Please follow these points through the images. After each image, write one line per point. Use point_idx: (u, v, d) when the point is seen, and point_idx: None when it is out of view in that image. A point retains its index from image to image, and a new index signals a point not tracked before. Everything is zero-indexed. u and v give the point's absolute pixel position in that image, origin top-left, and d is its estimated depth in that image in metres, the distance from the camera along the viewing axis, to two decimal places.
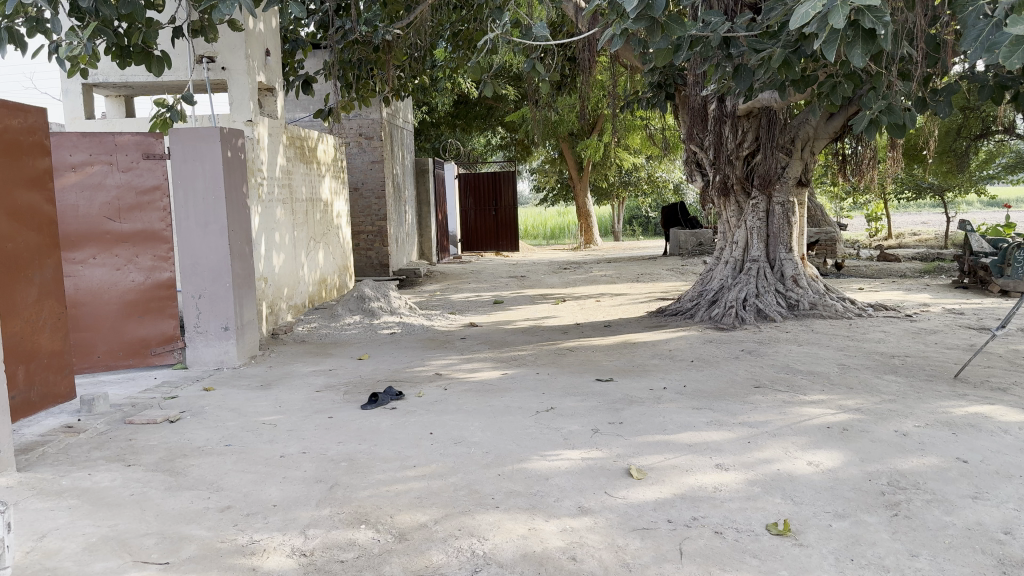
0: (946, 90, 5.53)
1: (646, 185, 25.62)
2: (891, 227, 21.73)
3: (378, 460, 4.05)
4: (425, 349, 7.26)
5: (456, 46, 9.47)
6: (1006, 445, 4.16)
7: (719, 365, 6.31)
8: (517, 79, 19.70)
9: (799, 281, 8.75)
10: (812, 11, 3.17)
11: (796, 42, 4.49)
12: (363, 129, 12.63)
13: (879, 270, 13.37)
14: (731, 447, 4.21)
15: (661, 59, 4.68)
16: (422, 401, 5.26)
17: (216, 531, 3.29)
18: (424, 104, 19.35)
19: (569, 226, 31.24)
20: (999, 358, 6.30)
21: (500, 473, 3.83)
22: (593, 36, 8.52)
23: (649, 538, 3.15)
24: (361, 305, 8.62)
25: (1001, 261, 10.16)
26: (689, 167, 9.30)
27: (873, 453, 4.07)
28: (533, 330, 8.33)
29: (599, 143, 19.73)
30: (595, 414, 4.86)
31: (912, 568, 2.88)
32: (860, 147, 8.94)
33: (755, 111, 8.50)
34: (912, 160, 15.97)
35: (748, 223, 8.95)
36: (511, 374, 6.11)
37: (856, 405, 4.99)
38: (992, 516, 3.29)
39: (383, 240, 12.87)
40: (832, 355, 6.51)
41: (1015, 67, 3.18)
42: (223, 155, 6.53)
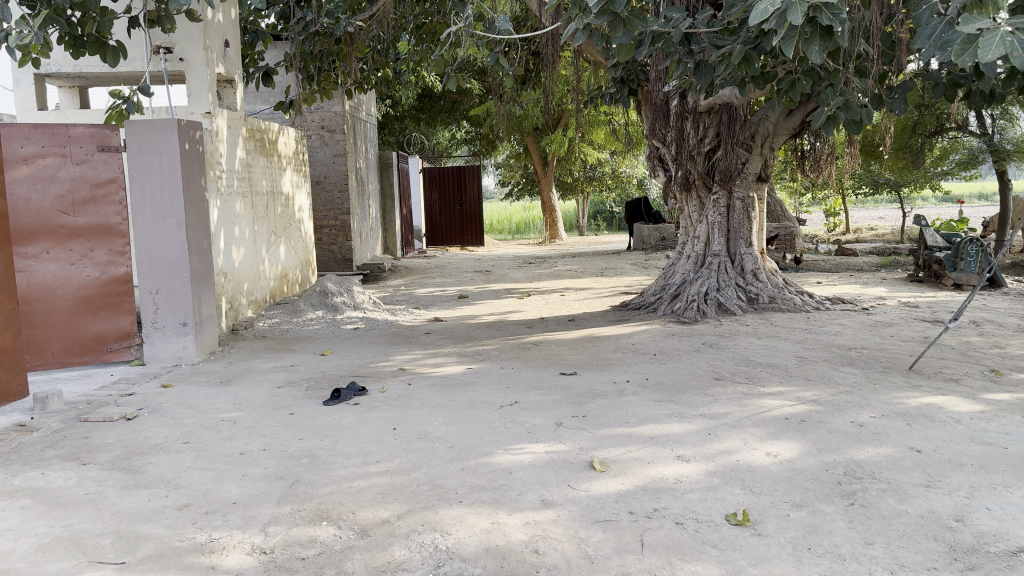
0: (902, 87, 5.63)
1: (611, 180, 25.79)
2: (849, 222, 22.15)
3: (340, 456, 4.02)
4: (388, 345, 7.21)
5: (419, 39, 9.41)
6: (958, 434, 4.27)
7: (681, 358, 6.37)
8: (482, 73, 19.64)
9: (758, 276, 8.88)
10: (770, 8, 3.20)
11: (756, 39, 4.54)
12: (324, 121, 12.49)
13: (837, 264, 13.60)
14: (691, 438, 4.26)
15: (623, 54, 4.70)
16: (386, 397, 5.23)
17: (173, 529, 3.24)
18: (388, 97, 19.21)
19: (534, 221, 31.33)
20: (953, 350, 6.45)
21: (464, 468, 3.82)
22: (556, 30, 8.49)
23: (611, 529, 3.17)
24: (323, 300, 8.54)
25: (954, 255, 10.43)
26: (652, 162, 9.36)
27: (829, 443, 4.15)
28: (497, 324, 8.32)
29: (563, 139, 19.77)
30: (559, 408, 4.88)
31: (867, 556, 2.94)
32: (819, 144, 9.08)
33: (715, 107, 8.58)
34: (870, 156, 16.28)
35: (709, 218, 9.04)
36: (475, 369, 6.10)
37: (813, 397, 5.07)
38: (944, 503, 3.37)
39: (346, 235, 12.76)
40: (790, 348, 6.62)
41: (966, 65, 3.24)
42: (180, 147, 6.41)
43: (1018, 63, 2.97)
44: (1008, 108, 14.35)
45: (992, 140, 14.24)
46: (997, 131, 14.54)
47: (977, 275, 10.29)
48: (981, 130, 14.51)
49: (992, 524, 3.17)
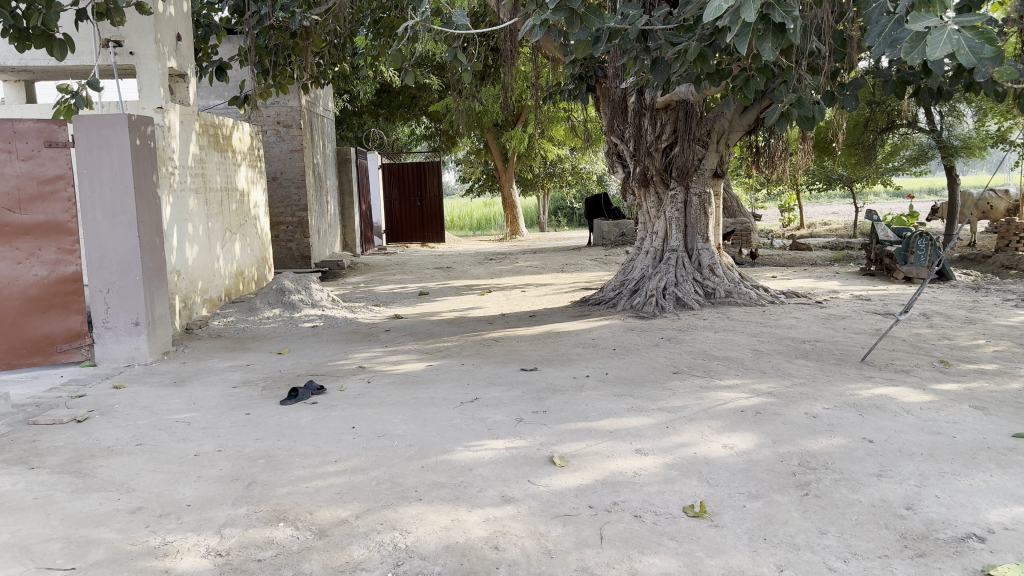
0: (853, 84, 5.74)
1: (571, 176, 25.90)
2: (803, 217, 22.57)
3: (298, 457, 3.97)
4: (348, 342, 7.15)
5: (376, 34, 9.33)
6: (908, 425, 4.37)
7: (640, 353, 6.41)
8: (441, 68, 19.54)
9: (715, 270, 9.00)
10: (724, 5, 3.23)
11: (711, 36, 4.57)
12: (280, 116, 12.34)
13: (791, 258, 13.84)
14: (650, 432, 4.30)
15: (581, 50, 4.68)
16: (345, 395, 5.17)
17: (126, 533, 3.16)
18: (346, 92, 19.03)
19: (495, 217, 31.36)
20: (903, 341, 6.61)
21: (424, 465, 3.80)
22: (514, 26, 8.48)
23: (571, 524, 3.18)
24: (280, 298, 8.42)
25: (905, 249, 10.69)
26: (610, 158, 9.41)
27: (784, 435, 4.21)
28: (458, 321, 8.29)
29: (523, 134, 19.78)
30: (519, 403, 4.88)
31: (821, 545, 2.99)
32: (773, 140, 9.22)
33: (672, 104, 8.67)
34: (823, 152, 16.61)
35: (667, 213, 9.12)
36: (435, 366, 6.07)
37: (768, 389, 5.15)
38: (895, 492, 3.45)
39: (304, 231, 12.61)
40: (747, 341, 6.71)
41: (915, 62, 3.28)
42: (131, 143, 6.27)
43: (964, 61, 3.05)
44: (955, 105, 14.70)
45: (939, 137, 14.65)
46: (945, 128, 14.92)
47: (927, 269, 10.54)
48: (930, 127, 14.88)
49: (941, 511, 3.25)
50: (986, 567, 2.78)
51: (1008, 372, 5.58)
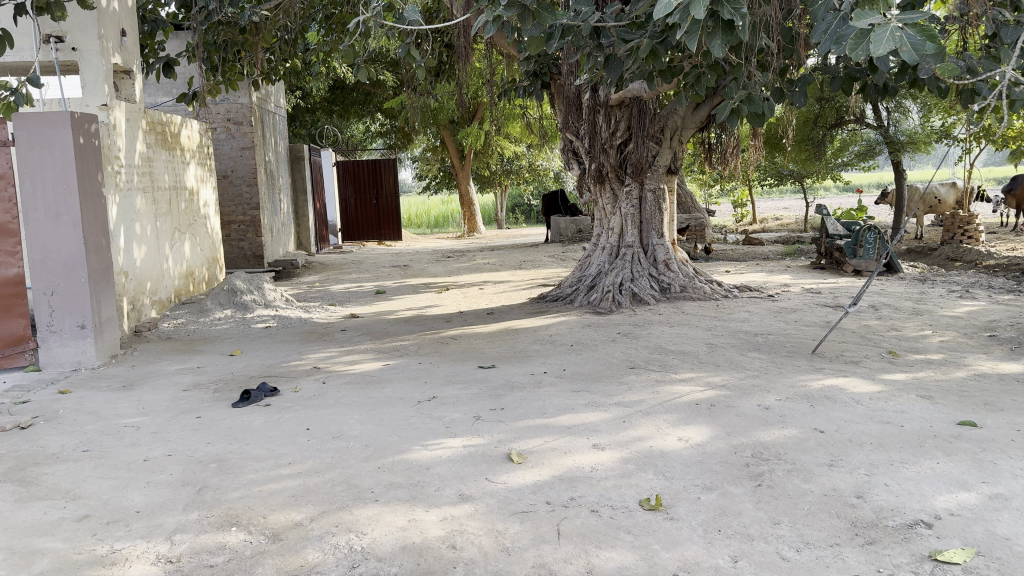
0: (801, 80, 5.84)
1: (528, 173, 25.94)
2: (755, 212, 22.93)
3: (250, 460, 3.90)
4: (302, 343, 7.05)
5: (328, 30, 9.21)
6: (858, 415, 4.46)
7: (597, 348, 6.44)
8: (395, 64, 19.39)
9: (670, 265, 9.09)
10: (675, 1, 3.23)
11: (663, 33, 4.59)
12: (231, 113, 12.13)
13: (744, 253, 14.04)
14: (607, 427, 4.31)
15: (534, 47, 4.65)
16: (299, 397, 5.10)
17: (72, 542, 3.07)
18: (298, 88, 18.78)
19: (453, 215, 31.30)
20: (853, 333, 6.74)
21: (380, 466, 3.76)
22: (468, 22, 8.44)
23: (528, 521, 3.18)
24: (232, 298, 8.28)
25: (854, 242, 10.92)
26: (566, 155, 9.43)
27: (737, 427, 4.27)
28: (415, 319, 8.24)
29: (479, 131, 19.71)
30: (476, 401, 4.86)
31: (774, 535, 3.04)
32: (725, 137, 9.33)
33: (626, 101, 8.75)
34: (774, 147, 16.90)
35: (622, 210, 9.18)
36: (392, 365, 6.03)
37: (722, 382, 5.22)
38: (846, 481, 3.51)
39: (256, 230, 12.41)
40: (701, 335, 6.79)
41: (860, 58, 3.33)
42: (74, 140, 6.09)
43: (907, 57, 3.10)
44: (901, 101, 15.05)
45: (886, 132, 14.98)
46: (892, 124, 15.26)
47: (875, 262, 10.80)
48: (877, 123, 15.23)
49: (890, 499, 3.32)
50: (933, 553, 2.85)
51: (953, 361, 5.73)
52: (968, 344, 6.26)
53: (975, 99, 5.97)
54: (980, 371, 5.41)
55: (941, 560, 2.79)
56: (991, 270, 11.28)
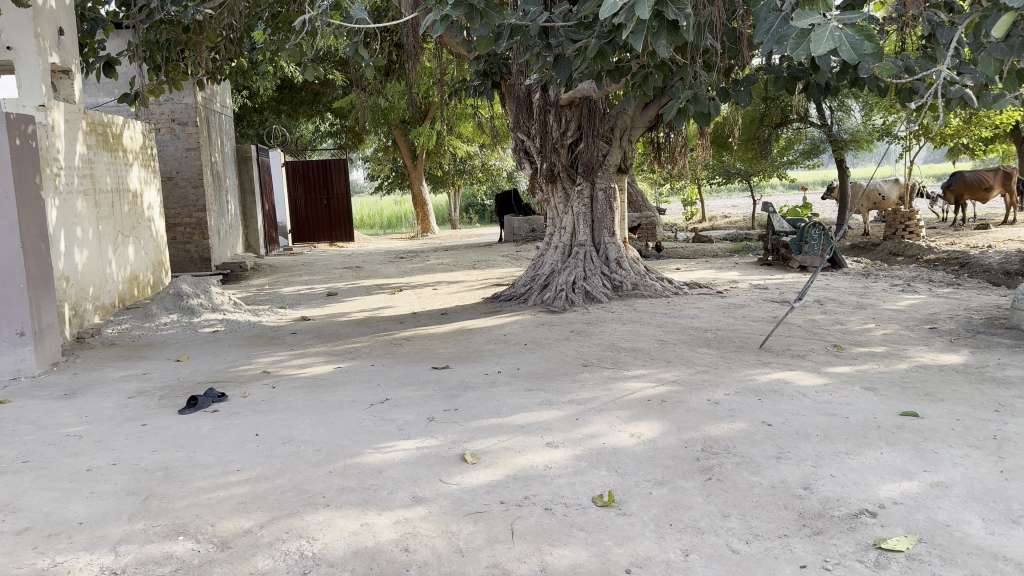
0: (745, 81, 5.93)
1: (481, 173, 25.96)
2: (705, 210, 23.29)
3: (198, 467, 3.83)
4: (251, 347, 6.95)
5: (274, 29, 9.09)
6: (804, 407, 4.55)
7: (551, 347, 6.47)
8: (344, 64, 19.22)
9: (622, 264, 9.19)
10: (620, 2, 3.25)
11: (610, 33, 4.61)
12: (175, 114, 11.88)
13: (695, 250, 14.25)
14: (560, 425, 4.34)
15: (483, 47, 4.63)
16: (248, 402, 5.02)
17: (11, 557, 2.98)
18: (245, 87, 18.50)
19: (406, 216, 31.19)
20: (799, 328, 6.89)
21: (331, 470, 3.72)
22: (417, 21, 8.38)
23: (482, 521, 3.18)
24: (178, 303, 8.14)
25: (800, 239, 11.17)
26: (517, 155, 9.43)
27: (688, 422, 4.33)
28: (367, 321, 8.17)
29: (431, 131, 19.64)
30: (429, 402, 4.84)
31: (724, 527, 3.09)
32: (673, 136, 9.45)
33: (576, 101, 8.82)
34: (721, 146, 17.21)
35: (574, 209, 9.24)
36: (344, 368, 5.97)
37: (672, 377, 5.30)
38: (793, 473, 3.59)
39: (203, 233, 12.18)
40: (652, 332, 6.87)
41: (801, 58, 3.35)
42: (10, 142, 5.90)
43: (846, 56, 3.17)
44: (843, 100, 15.45)
45: (830, 131, 15.36)
46: (835, 122, 15.64)
47: (820, 257, 11.05)
48: (821, 121, 15.61)
49: (835, 489, 3.40)
50: (877, 541, 2.92)
51: (895, 354, 5.89)
52: (909, 336, 6.45)
53: (913, 97, 6.12)
54: (921, 363, 5.57)
55: (886, 548, 2.86)
56: (932, 264, 11.62)
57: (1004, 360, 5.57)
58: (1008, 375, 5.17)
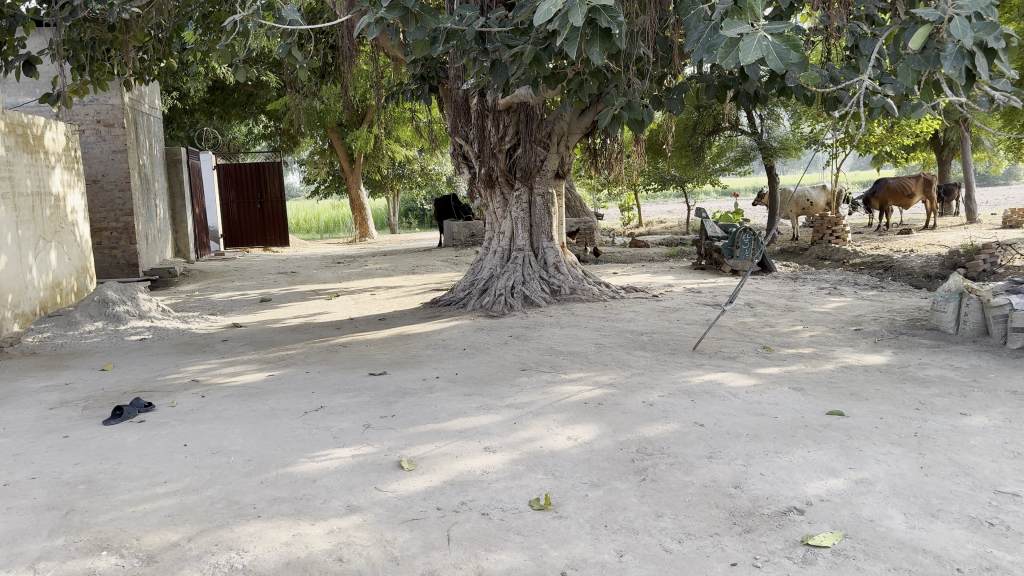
0: (678, 88, 6.04)
1: (420, 177, 25.89)
2: (641, 216, 23.70)
3: (123, 480, 3.70)
4: (180, 355, 6.76)
5: (205, 30, 8.88)
6: (735, 408, 4.66)
7: (489, 351, 6.48)
8: (278, 65, 18.92)
9: (560, 268, 9.26)
10: (554, 9, 3.25)
11: (546, 39, 4.61)
12: (100, 115, 11.51)
13: (632, 255, 14.47)
14: (498, 429, 4.34)
15: (419, 51, 4.61)
16: (176, 411, 4.88)
17: None
18: (175, 88, 18.07)
19: (344, 220, 30.88)
20: (730, 330, 7.05)
21: (263, 480, 3.64)
22: (352, 23, 8.29)
23: (417, 528, 3.15)
24: (103, 309, 7.89)
25: (731, 244, 11.42)
26: (456, 159, 9.42)
27: (623, 424, 4.38)
28: (302, 327, 8.03)
29: (368, 134, 19.47)
30: (365, 409, 4.78)
31: (657, 528, 3.13)
32: (609, 142, 9.56)
33: (514, 106, 8.84)
34: (655, 153, 17.57)
35: (512, 214, 9.29)
36: (277, 375, 5.86)
37: (608, 380, 5.36)
38: (724, 472, 3.66)
39: (130, 237, 11.81)
40: (589, 336, 6.94)
41: (729, 67, 3.43)
42: None
43: (772, 66, 3.25)
44: (773, 109, 15.93)
45: (760, 139, 15.80)
46: (765, 130, 16.10)
47: (750, 261, 11.35)
48: (751, 129, 16.05)
49: (764, 488, 3.48)
50: (805, 538, 3.00)
51: (822, 354, 6.07)
52: (835, 338, 6.66)
53: (838, 106, 6.31)
54: (847, 363, 5.76)
55: (813, 544, 2.94)
56: (858, 267, 12.04)
57: (923, 359, 5.80)
58: (927, 374, 5.38)
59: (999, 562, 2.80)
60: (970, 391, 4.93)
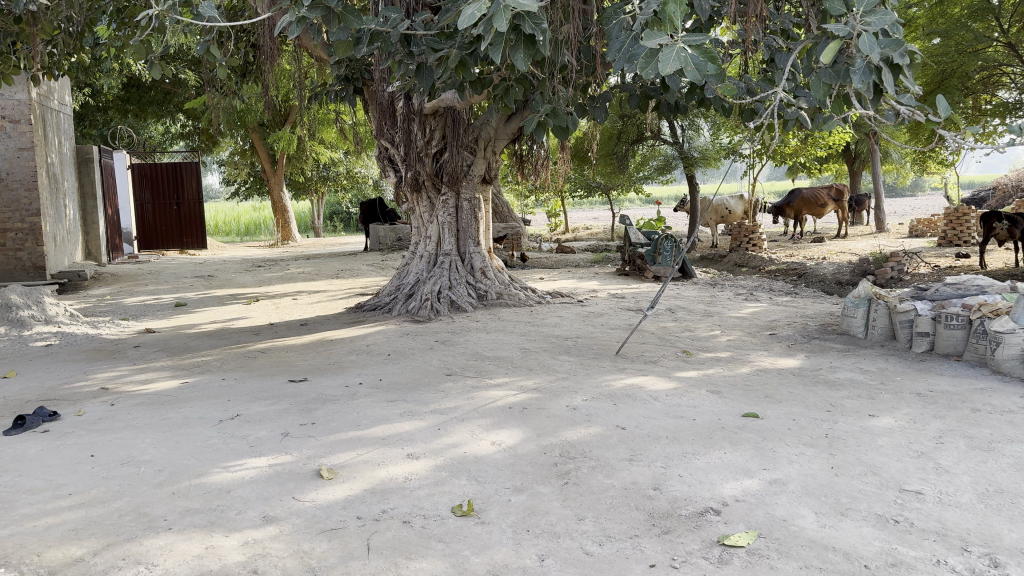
0: (602, 97, 6.13)
1: (345, 180, 25.58)
2: (567, 222, 23.96)
3: (24, 493, 3.52)
4: (89, 362, 6.48)
5: (118, 24, 8.54)
6: (655, 411, 4.74)
7: (414, 356, 6.43)
8: (197, 63, 18.40)
9: (486, 273, 9.29)
10: (478, 13, 3.24)
11: (471, 44, 4.55)
12: (5, 110, 10.94)
13: (558, 260, 14.60)
14: (421, 435, 4.30)
15: (342, 51, 4.53)
16: (83, 420, 4.67)
17: None
18: (87, 85, 17.38)
19: (265, 222, 30.26)
20: (652, 334, 7.18)
21: (175, 492, 3.52)
22: (274, 21, 8.09)
23: (336, 538, 3.09)
24: (5, 315, 7.51)
25: (654, 250, 11.66)
26: (382, 162, 9.30)
27: (547, 427, 4.41)
28: (219, 333, 7.81)
29: (291, 136, 19.13)
30: (284, 417, 4.67)
31: (578, 531, 3.16)
32: (534, 148, 9.62)
33: (440, 110, 8.79)
34: (580, 160, 17.85)
35: (439, 219, 9.25)
36: (192, 383, 5.67)
37: (533, 385, 5.37)
38: (644, 474, 3.73)
39: (37, 239, 11.29)
40: (515, 341, 6.96)
41: (649, 77, 3.49)
42: None
43: (691, 77, 3.32)
44: (693, 120, 16.35)
45: (681, 148, 16.17)
46: (686, 140, 16.50)
47: (671, 267, 11.59)
48: (673, 138, 16.42)
49: (683, 489, 3.55)
50: (721, 538, 3.07)
51: (738, 358, 6.24)
52: (751, 342, 6.84)
53: (755, 117, 6.50)
54: (762, 367, 5.93)
55: (729, 544, 3.01)
56: (773, 274, 12.45)
57: (834, 363, 6.02)
58: (838, 377, 5.59)
59: (903, 558, 2.92)
60: (878, 394, 5.15)
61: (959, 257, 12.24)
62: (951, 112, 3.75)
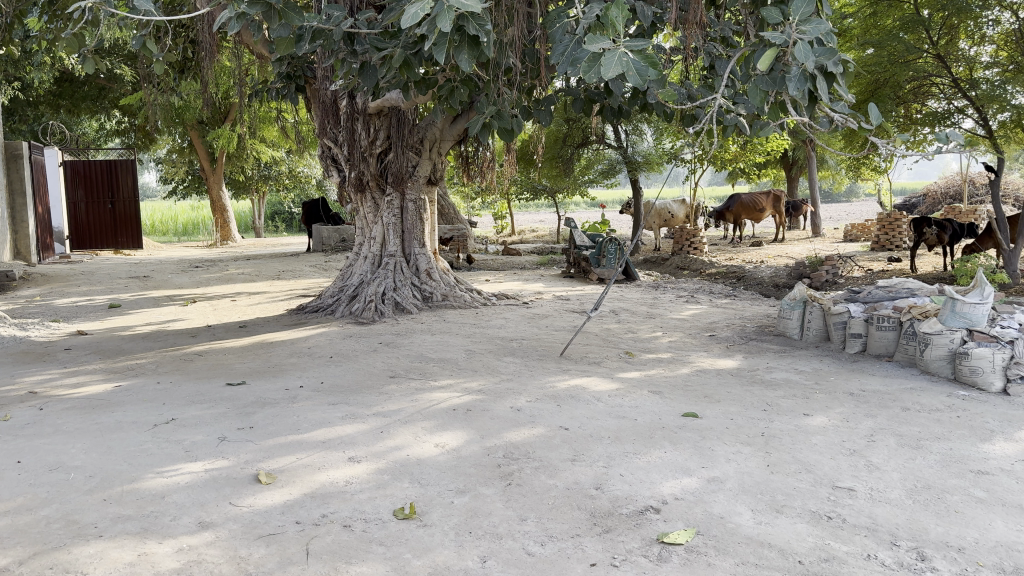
0: (546, 100, 6.17)
1: (287, 179, 25.23)
2: (512, 224, 24.07)
3: None
4: (16, 365, 6.24)
5: (48, 16, 8.27)
6: (598, 411, 4.79)
7: (357, 359, 6.37)
8: (133, 58, 17.93)
9: (432, 274, 9.25)
10: (422, 13, 3.20)
11: (415, 45, 4.53)
12: None
13: (503, 262, 14.66)
14: (363, 438, 4.26)
15: (283, 49, 4.45)
16: (9, 426, 4.50)
17: None
18: (17, 79, 16.81)
19: (203, 222, 29.60)
20: (595, 336, 7.25)
21: (107, 498, 3.42)
22: (213, 17, 7.93)
23: (274, 544, 3.04)
24: None
25: (599, 252, 11.78)
26: (326, 162, 9.20)
27: (490, 429, 4.41)
28: (154, 335, 7.61)
29: (230, 134, 18.86)
30: (222, 421, 4.58)
31: (520, 531, 3.17)
32: (479, 149, 9.62)
33: (384, 110, 8.72)
34: (526, 162, 17.97)
35: (384, 220, 9.18)
36: (126, 387, 5.51)
37: (477, 387, 5.37)
38: (587, 474, 3.76)
39: None
40: (459, 342, 6.95)
41: (592, 80, 3.52)
42: None
43: (632, 81, 3.36)
44: (637, 124, 16.59)
45: (625, 152, 16.39)
46: (630, 145, 16.72)
47: (615, 269, 11.72)
48: (616, 142, 16.63)
49: (623, 488, 3.59)
50: (660, 536, 3.12)
51: (679, 359, 6.34)
52: (692, 343, 6.97)
53: (696, 121, 6.62)
54: (701, 367, 6.03)
55: (667, 541, 3.06)
56: (713, 276, 12.70)
57: (771, 363, 6.16)
58: (774, 377, 5.72)
59: (835, 553, 3.01)
60: (813, 393, 5.29)
61: (891, 261, 12.69)
62: (882, 120, 3.87)
